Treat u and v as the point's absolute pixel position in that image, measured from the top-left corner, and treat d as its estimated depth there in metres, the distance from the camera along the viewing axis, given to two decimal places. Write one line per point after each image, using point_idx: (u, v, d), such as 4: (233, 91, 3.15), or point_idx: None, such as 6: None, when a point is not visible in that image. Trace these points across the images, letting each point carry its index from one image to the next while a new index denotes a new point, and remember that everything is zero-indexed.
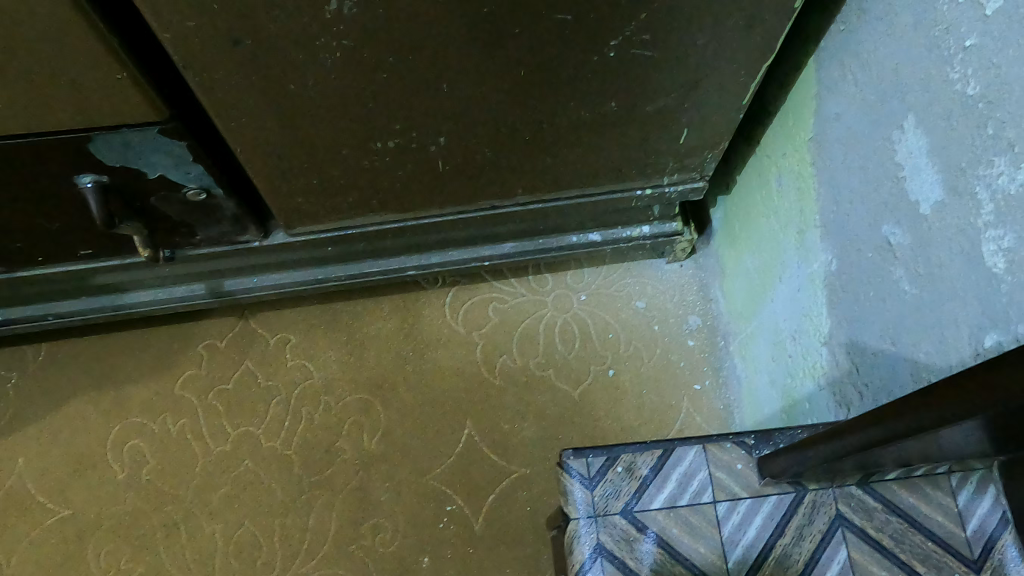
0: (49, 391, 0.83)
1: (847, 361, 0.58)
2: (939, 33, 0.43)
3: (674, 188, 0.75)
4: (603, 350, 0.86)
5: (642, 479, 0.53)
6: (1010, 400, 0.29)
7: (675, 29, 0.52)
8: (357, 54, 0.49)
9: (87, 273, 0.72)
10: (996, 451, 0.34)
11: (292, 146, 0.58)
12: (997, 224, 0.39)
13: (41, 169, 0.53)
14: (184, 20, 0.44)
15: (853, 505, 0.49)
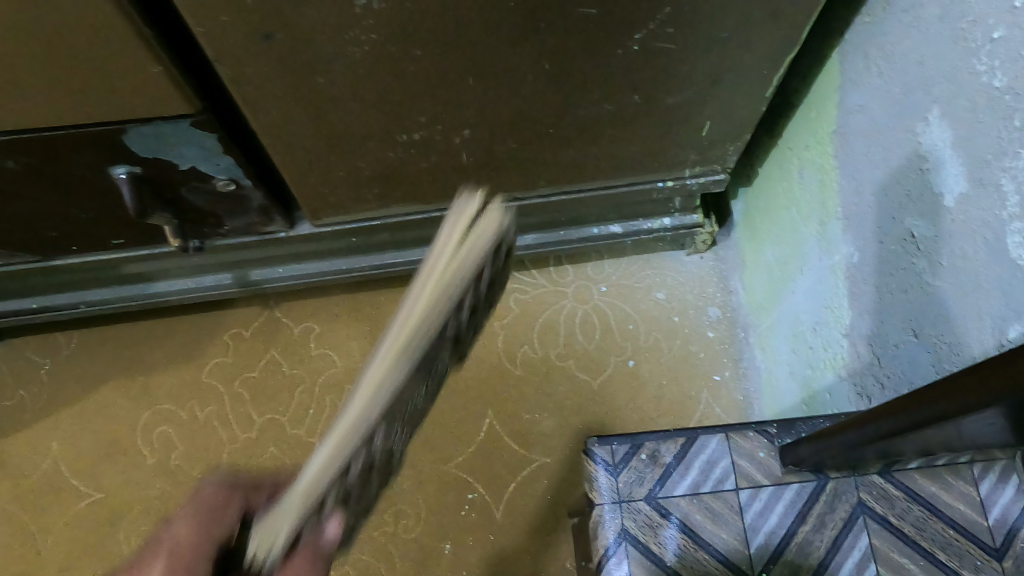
0: (80, 378, 0.85)
1: (868, 352, 0.58)
2: (966, 25, 0.43)
3: (696, 180, 0.75)
4: (623, 340, 0.86)
5: (665, 466, 0.53)
6: None
7: (700, 22, 0.52)
8: (384, 48, 0.49)
9: (118, 263, 0.73)
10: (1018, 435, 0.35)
11: (319, 138, 0.59)
12: (1022, 216, 0.40)
13: (77, 160, 0.55)
14: (217, 15, 0.44)
15: (876, 494, 0.49)
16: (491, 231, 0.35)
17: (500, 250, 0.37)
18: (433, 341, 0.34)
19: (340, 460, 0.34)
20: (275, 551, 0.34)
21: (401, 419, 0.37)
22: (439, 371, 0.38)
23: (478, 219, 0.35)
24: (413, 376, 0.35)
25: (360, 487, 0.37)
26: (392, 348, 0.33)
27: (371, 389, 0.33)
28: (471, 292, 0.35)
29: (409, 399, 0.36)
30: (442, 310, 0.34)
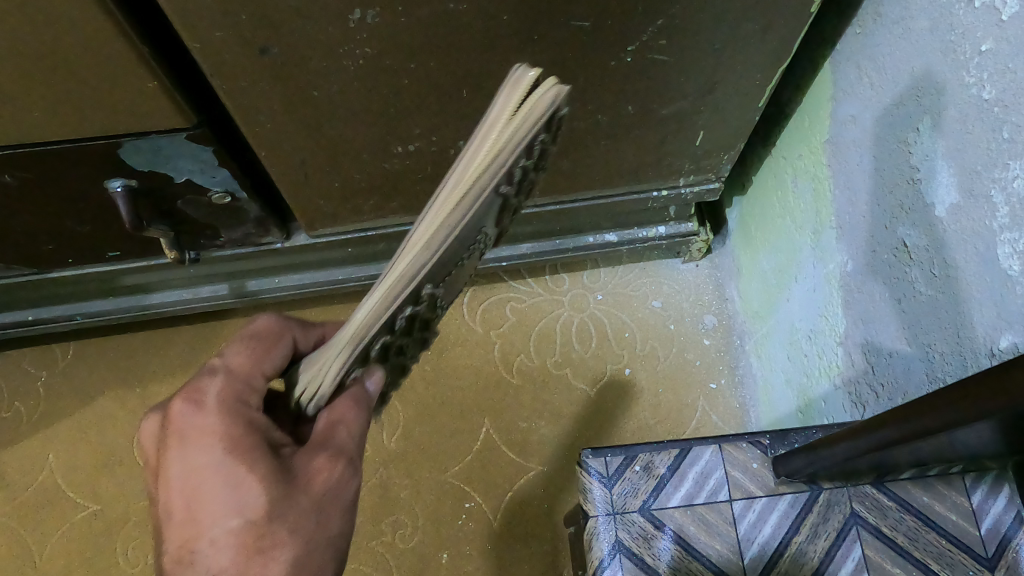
0: (78, 389, 0.85)
1: (862, 361, 0.58)
2: (955, 37, 0.43)
3: (690, 189, 0.76)
4: (619, 348, 0.87)
5: (659, 478, 0.54)
6: None
7: (692, 35, 0.52)
8: (379, 61, 0.50)
9: (115, 274, 0.74)
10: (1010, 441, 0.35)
11: (314, 150, 0.59)
12: (1012, 227, 0.40)
13: (73, 174, 0.55)
14: (212, 29, 0.45)
15: (868, 504, 0.50)
16: (535, 115, 0.32)
17: (553, 120, 0.34)
18: (480, 212, 0.34)
19: (388, 305, 0.36)
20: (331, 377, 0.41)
21: (450, 271, 0.38)
22: (492, 224, 0.39)
23: (523, 104, 0.32)
24: (459, 242, 0.35)
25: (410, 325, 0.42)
26: (439, 217, 0.33)
27: (413, 256, 0.34)
28: (527, 156, 0.34)
29: (457, 258, 0.37)
30: (489, 192, 0.33)
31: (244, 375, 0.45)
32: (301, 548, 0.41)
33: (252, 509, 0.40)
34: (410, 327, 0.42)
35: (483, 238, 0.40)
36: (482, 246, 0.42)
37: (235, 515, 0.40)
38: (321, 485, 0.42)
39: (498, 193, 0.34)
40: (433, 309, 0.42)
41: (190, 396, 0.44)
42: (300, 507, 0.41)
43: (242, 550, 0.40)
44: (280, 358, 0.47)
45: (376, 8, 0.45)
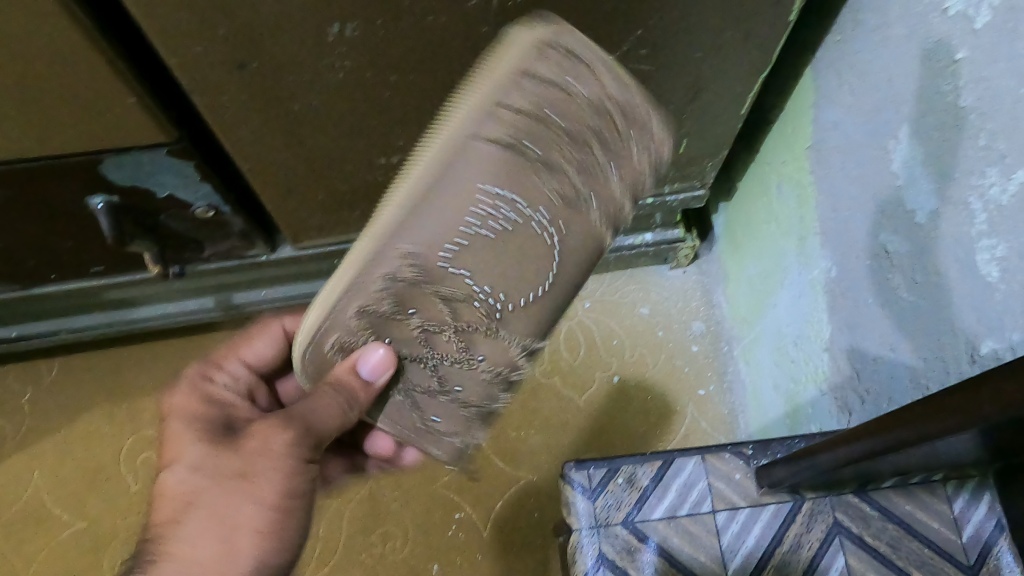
0: (63, 405, 0.84)
1: (847, 366, 0.59)
2: (931, 45, 0.43)
3: (676, 196, 0.76)
4: (607, 356, 0.87)
5: (643, 489, 0.58)
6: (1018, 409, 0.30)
7: (672, 44, 0.53)
8: (359, 74, 0.50)
9: (100, 290, 0.73)
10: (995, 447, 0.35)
11: (298, 163, 0.59)
12: (990, 233, 0.40)
13: (54, 190, 0.55)
14: (191, 45, 0.45)
15: (852, 514, 0.53)
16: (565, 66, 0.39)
17: (588, 85, 0.39)
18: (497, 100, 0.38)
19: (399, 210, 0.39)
20: (351, 305, 0.42)
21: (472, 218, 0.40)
22: (512, 185, 0.40)
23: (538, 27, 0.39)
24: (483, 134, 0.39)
25: (449, 271, 0.42)
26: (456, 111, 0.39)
27: (434, 145, 0.39)
28: (565, 115, 0.39)
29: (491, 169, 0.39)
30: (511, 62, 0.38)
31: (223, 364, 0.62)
32: (235, 501, 0.44)
33: (204, 460, 0.45)
34: (452, 279, 0.42)
35: (531, 181, 0.40)
36: (541, 207, 0.41)
37: (182, 469, 0.45)
38: (276, 443, 0.45)
39: (519, 87, 0.38)
40: (478, 266, 0.42)
41: (177, 390, 0.58)
42: (233, 466, 0.45)
43: (180, 504, 0.44)
44: (266, 344, 0.66)
45: (355, 22, 0.45)
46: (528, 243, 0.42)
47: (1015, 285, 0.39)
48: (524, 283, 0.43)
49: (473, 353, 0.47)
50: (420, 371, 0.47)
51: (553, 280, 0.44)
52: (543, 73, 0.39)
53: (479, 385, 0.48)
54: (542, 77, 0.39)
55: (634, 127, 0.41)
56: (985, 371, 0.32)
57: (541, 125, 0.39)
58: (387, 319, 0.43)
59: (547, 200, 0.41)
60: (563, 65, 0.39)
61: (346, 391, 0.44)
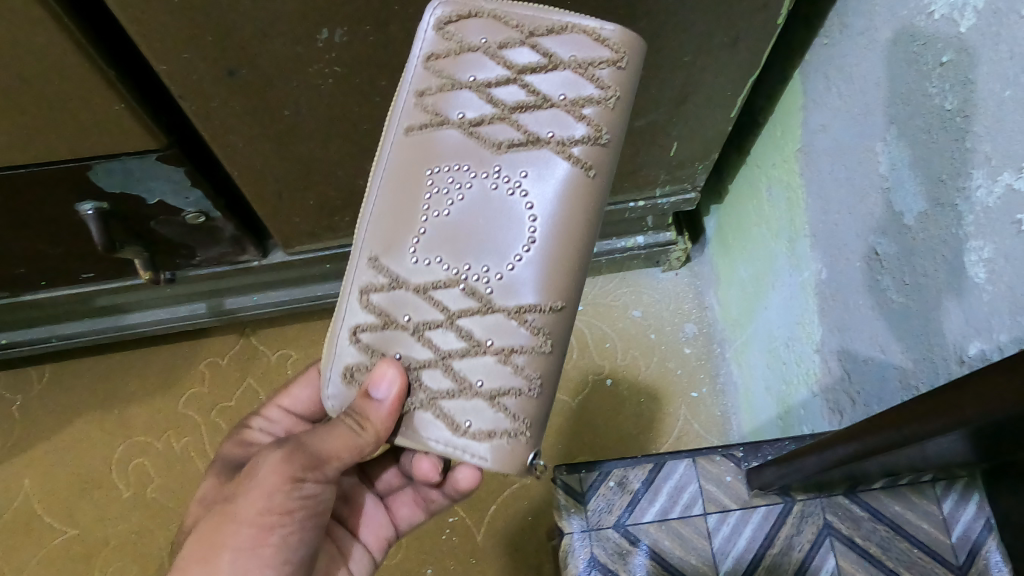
0: (55, 412, 0.84)
1: (838, 368, 0.59)
2: (917, 49, 0.44)
3: (667, 199, 0.76)
4: (600, 359, 0.87)
5: (634, 493, 0.58)
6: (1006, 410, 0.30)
7: (660, 48, 0.53)
8: (349, 79, 0.50)
9: (90, 296, 0.73)
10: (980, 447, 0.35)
11: (289, 169, 0.59)
12: (977, 235, 0.40)
13: (43, 197, 0.55)
14: (180, 52, 0.45)
15: (842, 514, 0.53)
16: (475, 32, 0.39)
17: (498, 33, 0.39)
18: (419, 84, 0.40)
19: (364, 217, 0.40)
20: (342, 327, 0.41)
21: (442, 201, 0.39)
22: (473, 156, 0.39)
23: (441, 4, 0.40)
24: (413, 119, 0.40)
25: (427, 263, 0.40)
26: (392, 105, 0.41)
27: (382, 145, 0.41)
28: (486, 70, 0.39)
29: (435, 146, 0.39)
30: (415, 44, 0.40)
31: (273, 407, 0.58)
32: (218, 522, 0.42)
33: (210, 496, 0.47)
34: (432, 268, 0.40)
35: (485, 147, 0.39)
36: (512, 168, 0.39)
37: (200, 505, 0.48)
38: (262, 466, 0.42)
39: (429, 62, 0.40)
40: (461, 248, 0.40)
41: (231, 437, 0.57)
42: (225, 492, 0.45)
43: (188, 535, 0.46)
44: (306, 391, 0.58)
45: (343, 28, 0.45)
46: (514, 215, 0.39)
47: (1001, 286, 0.39)
48: (525, 251, 0.39)
49: (478, 337, 0.39)
50: (437, 377, 0.40)
51: (563, 247, 0.39)
52: (452, 41, 0.39)
53: (489, 417, 0.39)
54: (447, 43, 0.39)
55: (574, 50, 0.39)
56: (971, 373, 0.32)
57: (469, 90, 0.39)
58: (382, 331, 0.40)
59: (515, 160, 0.39)
60: (462, 23, 0.39)
61: (359, 413, 0.39)
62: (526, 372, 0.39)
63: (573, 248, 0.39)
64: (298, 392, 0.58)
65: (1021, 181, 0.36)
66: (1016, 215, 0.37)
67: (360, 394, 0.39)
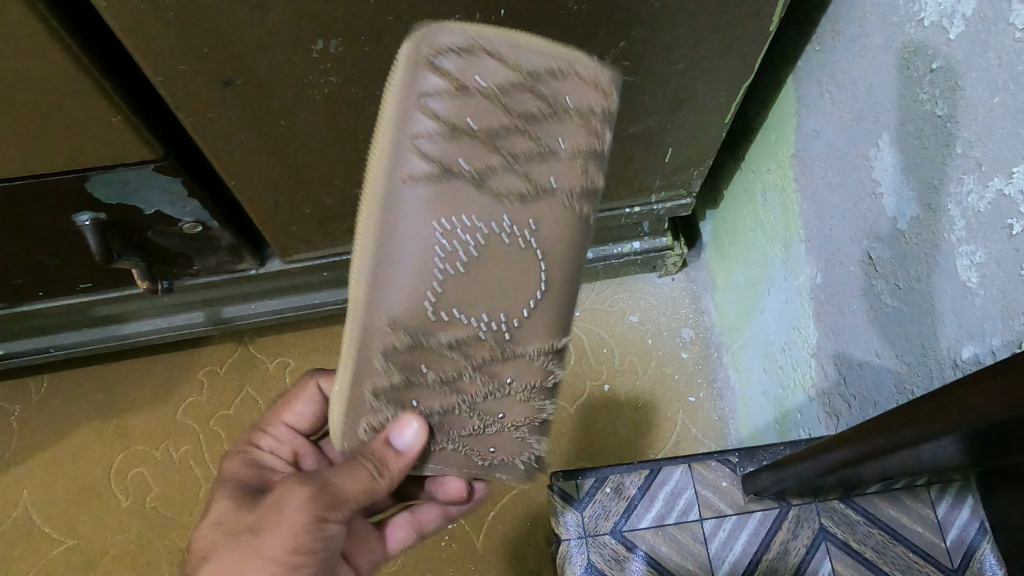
0: (53, 422, 0.84)
1: (834, 372, 0.59)
2: (907, 55, 0.44)
3: (663, 205, 0.77)
4: (598, 365, 0.87)
5: (630, 499, 0.58)
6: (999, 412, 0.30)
7: (653, 56, 0.53)
8: (344, 89, 0.50)
9: (88, 306, 0.73)
10: (974, 450, 0.35)
11: (285, 178, 0.59)
12: (968, 240, 0.41)
13: (40, 209, 0.55)
14: (176, 63, 0.45)
15: (837, 519, 0.54)
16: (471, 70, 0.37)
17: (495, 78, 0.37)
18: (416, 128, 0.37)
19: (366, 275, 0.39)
20: (357, 381, 0.41)
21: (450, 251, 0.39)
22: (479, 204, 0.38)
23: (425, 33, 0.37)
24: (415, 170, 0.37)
25: (444, 319, 0.40)
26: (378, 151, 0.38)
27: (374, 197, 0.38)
28: (489, 117, 0.37)
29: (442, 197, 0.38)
30: (408, 85, 0.36)
31: (276, 424, 0.58)
32: (245, 554, 0.41)
33: (225, 518, 0.45)
34: (449, 318, 0.40)
35: (491, 197, 0.38)
36: (522, 218, 0.39)
37: (210, 525, 0.45)
38: (292, 501, 0.42)
39: (427, 105, 0.37)
40: (470, 296, 0.40)
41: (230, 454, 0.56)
42: (246, 520, 0.43)
43: (199, 557, 0.44)
44: (307, 407, 0.59)
45: (339, 38, 0.46)
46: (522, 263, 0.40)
47: (994, 289, 0.39)
48: (537, 298, 0.41)
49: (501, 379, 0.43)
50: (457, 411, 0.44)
51: (558, 283, 0.41)
52: (448, 79, 0.36)
53: (513, 442, 0.46)
54: (444, 84, 0.36)
55: (573, 95, 0.38)
56: (963, 377, 0.33)
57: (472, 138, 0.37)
58: (403, 385, 0.42)
59: (526, 210, 0.39)
60: (455, 59, 0.36)
61: (378, 460, 0.42)
62: (533, 395, 0.44)
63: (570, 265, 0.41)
64: (300, 408, 0.58)
65: (1011, 186, 0.37)
66: (1007, 220, 0.37)
67: (380, 442, 0.42)
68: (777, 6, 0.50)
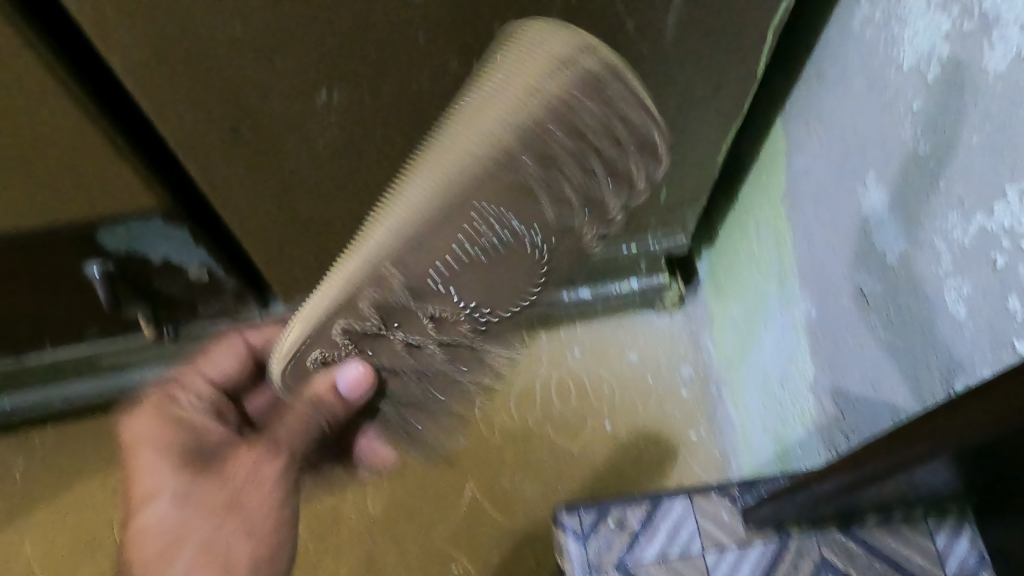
0: (56, 471, 0.84)
1: (832, 406, 0.60)
2: (889, 96, 0.46)
3: (659, 243, 0.78)
4: (599, 402, 0.88)
5: (633, 532, 0.59)
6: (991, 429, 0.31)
7: (645, 99, 0.55)
8: (347, 137, 0.52)
9: (93, 353, 0.74)
10: (969, 469, 0.36)
11: (288, 225, 0.60)
12: (955, 274, 0.42)
13: (50, 258, 0.56)
14: (184, 115, 0.47)
15: (837, 550, 0.54)
16: (635, 152, 0.44)
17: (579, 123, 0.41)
18: (586, 116, 0.41)
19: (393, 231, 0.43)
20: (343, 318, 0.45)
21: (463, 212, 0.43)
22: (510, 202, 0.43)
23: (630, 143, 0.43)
24: (538, 86, 0.40)
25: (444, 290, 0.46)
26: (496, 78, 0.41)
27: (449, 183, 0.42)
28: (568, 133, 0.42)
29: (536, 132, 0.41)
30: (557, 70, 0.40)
31: (196, 379, 0.59)
32: (235, 531, 0.49)
33: (191, 494, 0.50)
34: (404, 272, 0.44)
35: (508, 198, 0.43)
36: (502, 219, 0.44)
37: (169, 500, 0.50)
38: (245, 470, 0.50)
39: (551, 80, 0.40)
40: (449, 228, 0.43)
41: (137, 409, 0.55)
42: (221, 498, 0.50)
43: (172, 534, 0.49)
44: (231, 362, 0.60)
45: (341, 89, 0.47)
46: (513, 277, 0.48)
47: (981, 322, 0.40)
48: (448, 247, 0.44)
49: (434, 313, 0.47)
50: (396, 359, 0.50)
51: (503, 299, 0.49)
52: (620, 148, 0.44)
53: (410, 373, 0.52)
54: (614, 150, 0.43)
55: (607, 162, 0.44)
56: (956, 399, 0.34)
57: (535, 152, 0.42)
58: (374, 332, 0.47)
59: (529, 216, 0.44)
60: (610, 209, 0.48)
61: (326, 403, 0.48)
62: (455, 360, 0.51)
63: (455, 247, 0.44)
64: (222, 362, 0.59)
65: (992, 221, 0.38)
66: (990, 254, 0.39)
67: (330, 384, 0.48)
68: (762, 51, 0.52)
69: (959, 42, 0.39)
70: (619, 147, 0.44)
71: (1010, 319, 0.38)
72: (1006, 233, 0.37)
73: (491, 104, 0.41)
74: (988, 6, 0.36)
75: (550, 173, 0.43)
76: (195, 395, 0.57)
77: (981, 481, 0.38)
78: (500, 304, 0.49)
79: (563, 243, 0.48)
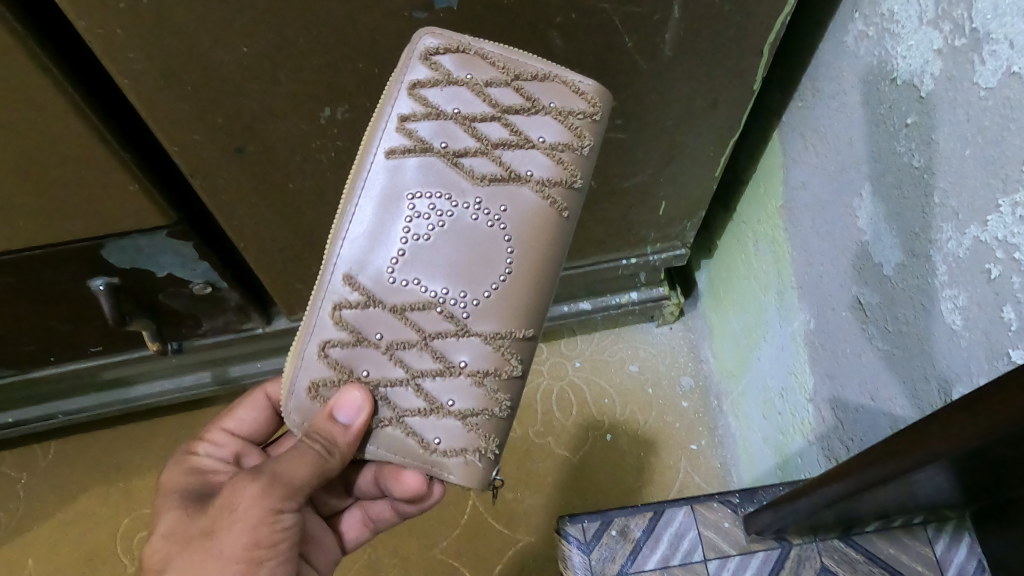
0: (58, 488, 0.84)
1: (831, 416, 0.60)
2: (883, 111, 0.47)
3: (658, 256, 0.79)
4: (599, 415, 0.88)
5: (635, 541, 0.59)
6: (988, 434, 0.31)
7: (643, 115, 0.56)
8: (350, 153, 0.52)
9: (97, 369, 0.74)
10: (969, 474, 0.36)
11: (291, 240, 0.61)
12: (951, 284, 0.42)
13: (56, 275, 0.57)
14: (190, 133, 0.47)
15: (837, 558, 0.55)
16: (560, 97, 0.40)
17: (483, 72, 0.40)
18: (487, 84, 0.40)
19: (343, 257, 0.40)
20: (312, 340, 0.41)
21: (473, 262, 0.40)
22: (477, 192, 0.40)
23: (556, 103, 0.40)
24: (424, 81, 0.39)
25: (411, 281, 0.40)
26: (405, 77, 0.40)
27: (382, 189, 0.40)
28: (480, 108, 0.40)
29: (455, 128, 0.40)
30: (460, 61, 0.40)
31: (214, 431, 0.53)
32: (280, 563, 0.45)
33: (176, 526, 0.42)
34: (408, 289, 0.40)
35: (463, 177, 0.40)
36: (490, 200, 0.40)
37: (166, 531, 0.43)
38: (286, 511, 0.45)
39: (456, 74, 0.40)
40: (385, 219, 0.40)
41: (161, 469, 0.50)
42: (199, 527, 0.41)
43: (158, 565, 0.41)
44: (250, 413, 0.55)
45: (345, 105, 0.48)
46: (490, 249, 0.40)
47: (977, 332, 0.41)
48: (499, 284, 0.40)
49: (453, 358, 0.40)
50: (406, 396, 0.41)
51: (533, 280, 0.41)
52: (530, 101, 0.40)
53: (458, 435, 0.41)
54: (525, 105, 0.40)
55: (553, 99, 0.40)
56: (951, 403, 0.34)
57: (452, 122, 0.40)
58: (354, 344, 0.41)
59: (496, 193, 0.40)
60: (573, 140, 0.40)
61: (319, 436, 0.40)
62: (477, 432, 0.41)
63: (536, 291, 0.41)
64: (243, 414, 0.54)
65: (986, 233, 0.39)
66: (985, 264, 0.39)
67: (324, 417, 0.40)
68: (759, 66, 0.53)
69: (951, 58, 0.40)
70: (528, 96, 0.40)
71: (1005, 328, 0.39)
72: (1000, 244, 0.38)
73: (392, 119, 0.40)
74: (979, 22, 0.37)
75: (476, 147, 0.40)
76: (209, 453, 0.51)
77: (983, 489, 0.39)
78: (506, 326, 0.40)
79: (521, 198, 0.40)
